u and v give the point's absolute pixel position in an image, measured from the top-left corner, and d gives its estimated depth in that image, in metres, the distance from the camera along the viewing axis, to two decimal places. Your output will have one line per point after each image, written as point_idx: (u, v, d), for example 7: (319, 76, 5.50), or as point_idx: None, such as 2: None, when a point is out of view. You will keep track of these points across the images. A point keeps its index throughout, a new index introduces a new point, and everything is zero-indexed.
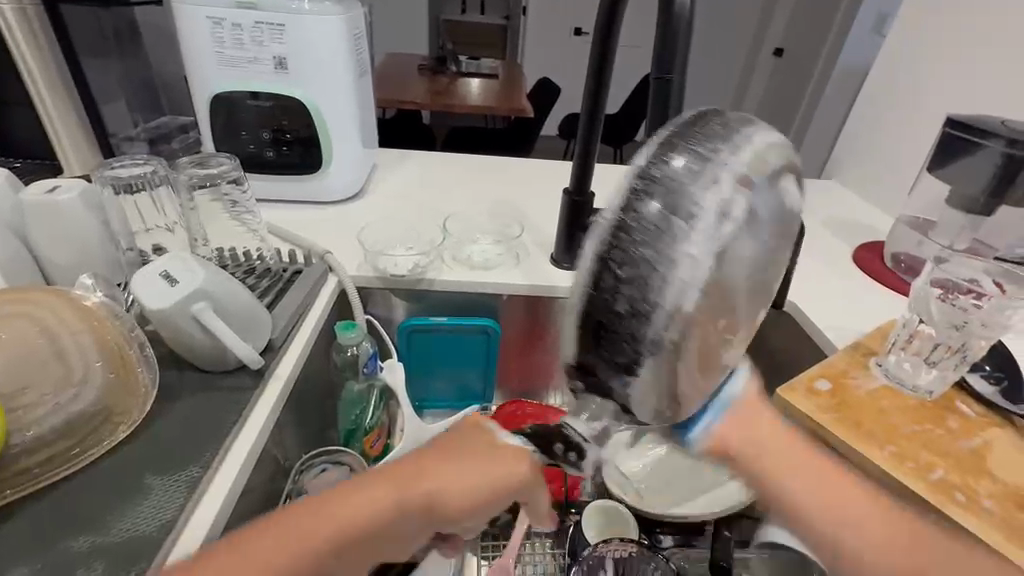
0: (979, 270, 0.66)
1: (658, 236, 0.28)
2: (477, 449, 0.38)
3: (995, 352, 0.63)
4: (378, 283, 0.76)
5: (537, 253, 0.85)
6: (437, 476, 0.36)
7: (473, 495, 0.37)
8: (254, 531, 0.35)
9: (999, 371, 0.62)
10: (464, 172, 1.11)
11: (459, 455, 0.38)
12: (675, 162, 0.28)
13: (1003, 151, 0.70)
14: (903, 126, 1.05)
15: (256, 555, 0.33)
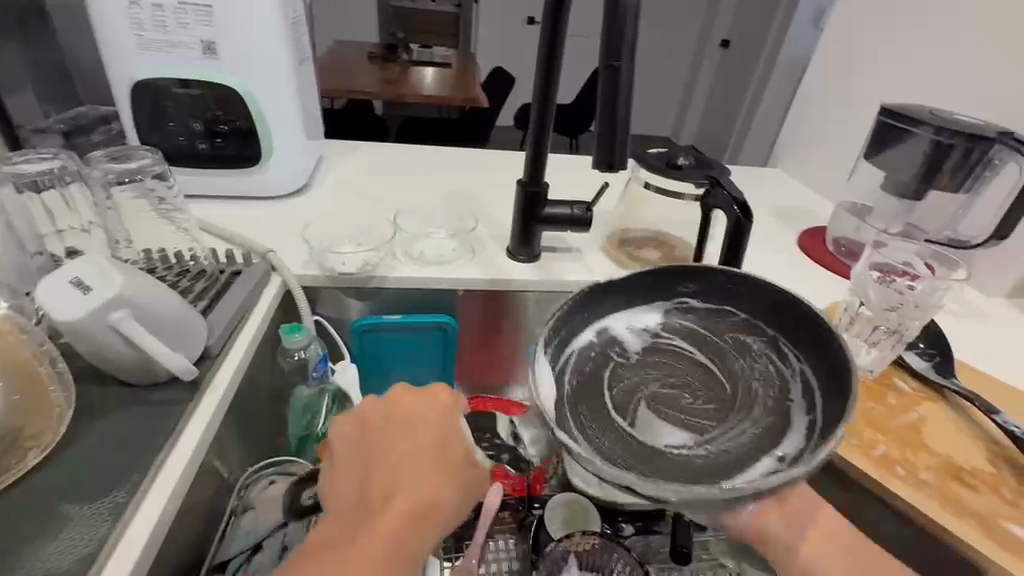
0: (913, 253, 0.67)
1: (704, 350, 0.50)
2: (422, 438, 0.45)
3: (929, 331, 0.66)
4: (326, 282, 0.72)
5: (493, 246, 0.83)
6: (393, 498, 0.42)
7: (436, 494, 0.42)
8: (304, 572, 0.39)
9: (932, 348, 0.64)
10: (416, 164, 1.07)
11: (404, 456, 0.44)
12: (666, 321, 0.52)
13: (932, 138, 0.74)
14: (840, 116, 1.10)
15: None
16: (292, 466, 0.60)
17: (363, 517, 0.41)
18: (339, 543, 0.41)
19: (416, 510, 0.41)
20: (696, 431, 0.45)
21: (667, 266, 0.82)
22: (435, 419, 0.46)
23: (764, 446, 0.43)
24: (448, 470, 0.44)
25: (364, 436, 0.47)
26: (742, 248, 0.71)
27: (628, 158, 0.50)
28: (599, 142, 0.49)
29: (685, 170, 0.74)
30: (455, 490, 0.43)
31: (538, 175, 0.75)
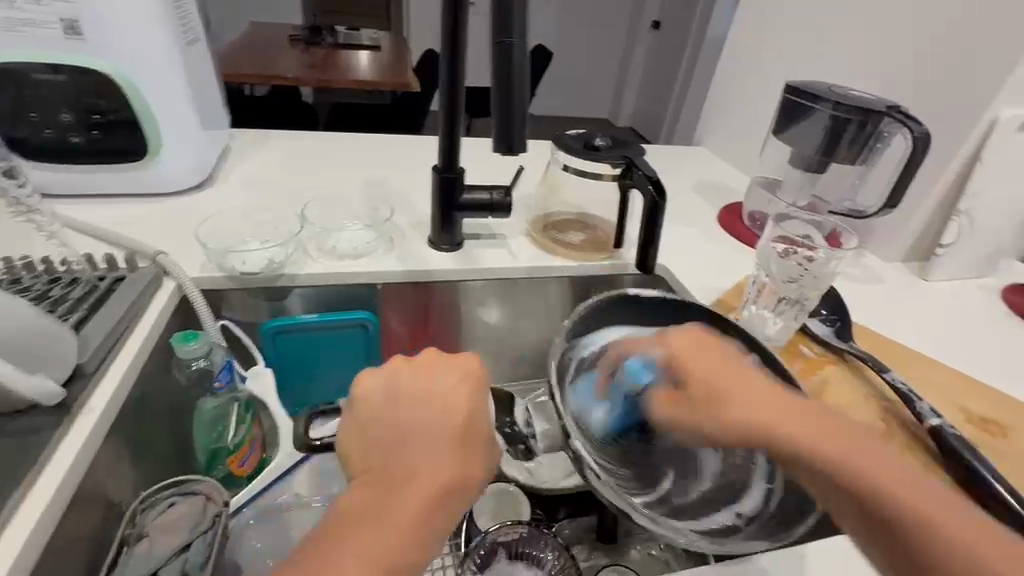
0: (811, 225, 0.70)
1: None
2: (450, 411, 0.43)
3: (831, 297, 0.70)
4: (228, 284, 0.67)
5: (414, 236, 0.80)
6: (423, 469, 0.39)
7: (466, 468, 0.40)
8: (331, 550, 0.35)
9: (834, 315, 0.68)
10: (333, 153, 1.01)
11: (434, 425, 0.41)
12: None
13: (830, 114, 0.78)
14: (752, 93, 1.13)
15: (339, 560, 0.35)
16: (194, 485, 0.55)
17: (389, 486, 0.38)
18: (367, 511, 0.37)
19: (445, 483, 0.39)
20: (675, 464, 0.50)
21: (590, 248, 0.82)
22: (455, 389, 0.44)
23: (724, 498, 0.48)
24: (472, 445, 0.42)
25: (389, 402, 0.44)
26: (659, 227, 0.72)
27: (528, 141, 0.48)
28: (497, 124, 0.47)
29: (601, 152, 0.74)
30: (480, 463, 0.41)
31: (453, 161, 0.72)
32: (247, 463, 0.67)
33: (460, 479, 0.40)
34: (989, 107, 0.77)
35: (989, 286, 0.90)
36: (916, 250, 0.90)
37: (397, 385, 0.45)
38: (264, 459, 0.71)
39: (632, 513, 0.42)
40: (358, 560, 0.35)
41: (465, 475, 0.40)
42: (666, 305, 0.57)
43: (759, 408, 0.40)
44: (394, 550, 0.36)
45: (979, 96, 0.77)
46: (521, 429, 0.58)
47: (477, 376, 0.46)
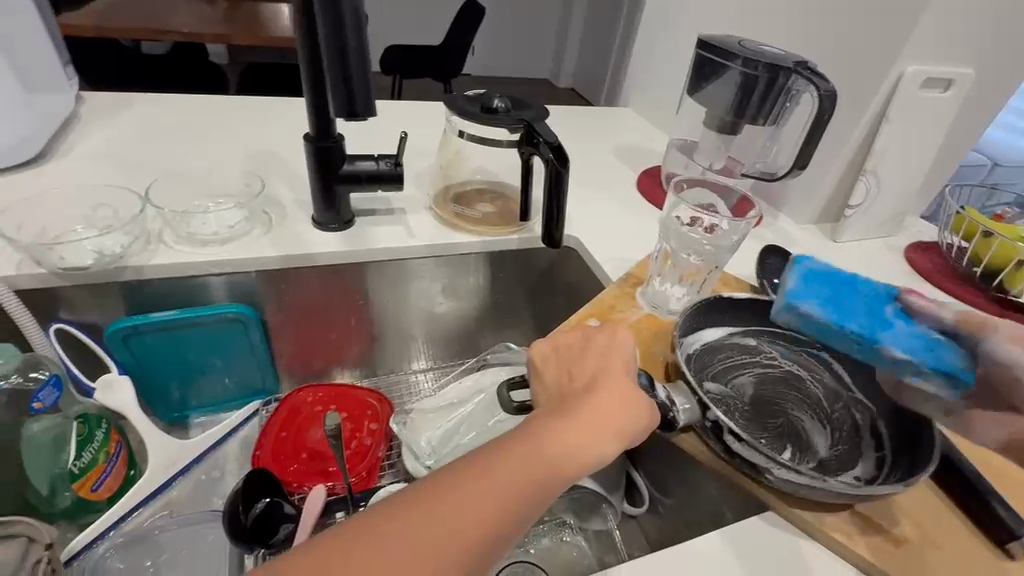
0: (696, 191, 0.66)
1: (790, 379, 0.55)
2: (614, 357, 0.43)
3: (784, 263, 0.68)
4: (56, 280, 0.57)
5: (297, 215, 0.71)
6: (594, 396, 0.40)
7: (634, 405, 0.40)
8: (503, 459, 0.36)
9: None
10: (206, 119, 0.88)
11: (599, 371, 0.42)
12: (749, 340, 0.56)
13: (740, 71, 0.74)
14: (675, 49, 1.07)
15: (507, 472, 0.35)
16: (9, 528, 0.46)
17: (552, 415, 0.39)
18: (538, 428, 0.38)
19: (615, 414, 0.39)
20: (791, 443, 0.50)
21: (496, 221, 0.76)
22: (615, 344, 0.45)
23: (842, 466, 0.48)
24: (633, 390, 0.41)
25: (559, 352, 0.45)
26: (563, 196, 0.67)
27: (371, 104, 0.50)
28: (333, 90, 0.49)
29: (498, 116, 0.67)
30: (640, 410, 0.40)
31: (328, 128, 0.63)
32: (105, 485, 0.59)
33: (626, 413, 0.40)
34: (895, 64, 0.75)
35: (895, 245, 0.91)
36: (829, 212, 0.90)
37: (563, 342, 0.46)
38: (128, 475, 0.63)
39: (771, 466, 0.43)
40: (525, 467, 0.36)
41: (621, 415, 0.39)
42: (758, 304, 0.56)
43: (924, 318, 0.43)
44: (550, 468, 0.36)
45: (885, 54, 0.75)
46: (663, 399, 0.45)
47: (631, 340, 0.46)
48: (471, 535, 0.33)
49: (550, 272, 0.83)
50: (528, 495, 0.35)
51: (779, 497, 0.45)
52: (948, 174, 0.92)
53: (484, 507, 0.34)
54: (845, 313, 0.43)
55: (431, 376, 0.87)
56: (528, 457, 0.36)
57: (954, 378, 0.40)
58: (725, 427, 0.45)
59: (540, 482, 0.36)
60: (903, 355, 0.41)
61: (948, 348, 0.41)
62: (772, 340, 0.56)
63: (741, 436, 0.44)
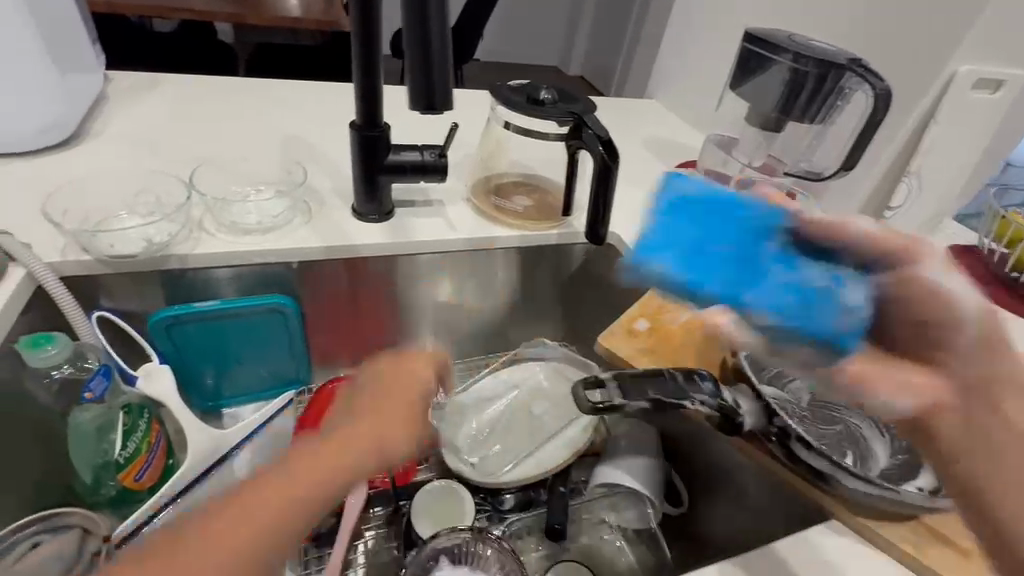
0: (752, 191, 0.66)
1: None
2: (398, 394, 0.50)
3: None
4: (101, 268, 0.56)
5: (335, 204, 0.70)
6: (373, 427, 0.47)
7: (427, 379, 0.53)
8: (309, 451, 0.44)
9: None
10: (235, 102, 0.86)
11: (401, 407, 0.50)
12: None
13: (790, 67, 0.72)
14: (709, 40, 1.05)
15: (284, 483, 0.41)
16: (66, 519, 0.46)
17: (313, 461, 0.43)
18: (304, 458, 0.43)
19: (383, 441, 0.46)
20: (851, 450, 0.50)
21: (536, 216, 0.74)
22: (421, 386, 0.52)
23: (904, 474, 0.48)
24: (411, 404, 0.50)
25: (383, 382, 0.51)
26: (610, 191, 0.65)
27: (450, 97, 0.49)
28: (411, 73, 0.47)
29: (546, 108, 0.65)
30: (400, 443, 0.47)
31: (375, 117, 0.62)
32: (147, 475, 0.58)
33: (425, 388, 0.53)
34: (948, 63, 0.74)
35: None
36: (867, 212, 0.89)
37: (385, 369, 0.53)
38: (168, 464, 0.61)
39: (839, 474, 0.44)
40: (301, 483, 0.42)
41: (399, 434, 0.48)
42: None
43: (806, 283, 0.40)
44: (363, 454, 0.45)
45: (937, 53, 0.74)
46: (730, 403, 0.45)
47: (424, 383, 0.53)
48: (295, 516, 0.41)
49: (586, 268, 0.81)
50: (317, 500, 0.42)
51: (843, 505, 0.45)
52: (988, 177, 0.90)
53: (282, 492, 0.41)
54: (716, 269, 0.41)
55: None
56: (319, 465, 0.43)
57: (822, 345, 0.38)
58: (793, 434, 0.45)
59: (342, 484, 0.43)
60: (783, 319, 0.40)
61: (828, 301, 0.38)
62: None
63: (811, 445, 0.44)
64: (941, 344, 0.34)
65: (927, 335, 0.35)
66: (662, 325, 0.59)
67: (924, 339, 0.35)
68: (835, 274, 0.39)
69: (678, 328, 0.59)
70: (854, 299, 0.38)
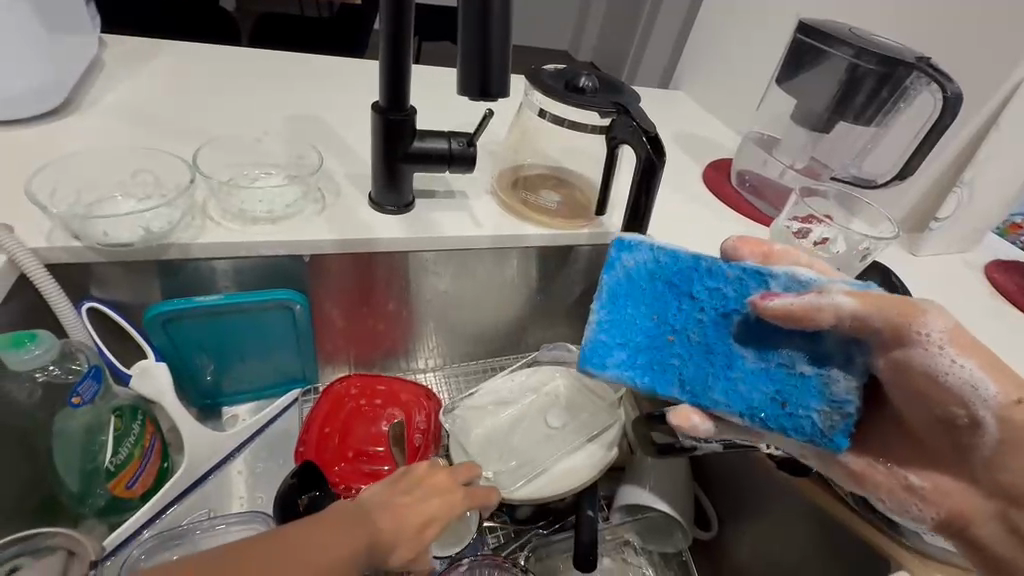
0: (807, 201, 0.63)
1: None
2: (429, 503, 0.46)
3: (886, 281, 0.62)
4: (92, 257, 0.50)
5: (349, 192, 0.64)
6: (388, 520, 0.42)
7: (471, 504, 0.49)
8: (316, 524, 0.38)
9: None
10: (238, 75, 0.79)
11: (425, 511, 0.45)
12: None
13: (849, 63, 0.66)
14: (746, 30, 0.98)
15: (285, 553, 0.35)
16: (47, 540, 0.41)
17: (323, 529, 0.37)
18: (309, 529, 0.37)
19: (390, 531, 0.42)
20: None
21: (566, 214, 0.69)
22: (453, 493, 0.48)
23: None
24: (433, 509, 0.45)
25: (411, 481, 0.47)
26: (653, 191, 0.60)
27: (508, 87, 0.46)
28: (468, 25, 0.44)
29: (586, 96, 0.59)
30: (402, 554, 0.42)
31: (401, 100, 0.56)
32: (140, 481, 0.53)
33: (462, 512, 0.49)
34: (1018, 65, 0.68)
35: (974, 262, 0.84)
36: (910, 222, 0.84)
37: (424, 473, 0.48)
38: (163, 468, 0.56)
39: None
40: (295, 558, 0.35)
41: (409, 532, 0.43)
42: None
43: (901, 379, 0.39)
44: (363, 549, 0.38)
45: (1004, 55, 0.68)
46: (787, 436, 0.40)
47: (456, 494, 0.48)
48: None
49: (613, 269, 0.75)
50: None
51: None
52: None
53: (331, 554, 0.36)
54: (665, 376, 0.42)
55: (434, 377, 0.79)
56: (315, 541, 0.36)
57: (817, 440, 0.40)
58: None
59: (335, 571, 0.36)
60: (755, 419, 0.40)
61: (811, 390, 0.39)
62: None
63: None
64: (974, 450, 0.39)
65: (958, 438, 0.40)
66: None
67: (954, 445, 0.40)
68: (815, 363, 0.39)
69: None
70: (840, 389, 0.39)
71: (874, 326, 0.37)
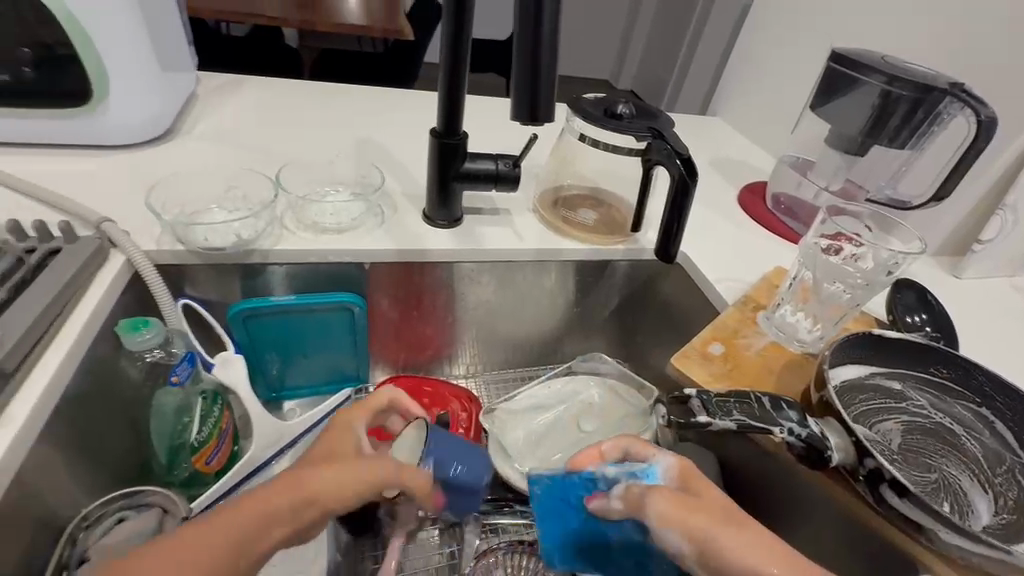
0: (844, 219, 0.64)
1: (939, 433, 0.52)
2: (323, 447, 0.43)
3: (923, 297, 0.63)
4: (191, 259, 0.58)
5: (405, 208, 0.71)
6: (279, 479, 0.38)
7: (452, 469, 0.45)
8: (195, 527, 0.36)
9: (937, 332, 0.60)
10: (310, 106, 0.88)
11: (319, 455, 0.42)
12: (895, 384, 0.53)
13: (882, 89, 0.69)
14: (782, 59, 1.01)
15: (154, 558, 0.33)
16: (147, 497, 0.48)
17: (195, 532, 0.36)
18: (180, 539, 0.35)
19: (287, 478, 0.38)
20: (948, 499, 0.47)
21: (603, 230, 0.73)
22: (339, 425, 0.45)
23: (1010, 536, 0.44)
24: (324, 451, 0.42)
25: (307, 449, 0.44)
26: (686, 210, 0.63)
27: (554, 112, 0.52)
28: (520, 59, 0.50)
29: (623, 122, 0.64)
30: (323, 478, 0.37)
31: (455, 125, 0.62)
32: (216, 459, 0.60)
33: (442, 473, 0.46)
34: None
35: None
36: (952, 245, 0.83)
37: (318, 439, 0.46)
38: (234, 450, 0.63)
39: (939, 529, 0.39)
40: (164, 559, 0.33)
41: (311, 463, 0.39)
42: (908, 346, 0.53)
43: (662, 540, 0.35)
44: (254, 507, 0.36)
45: None
46: (817, 431, 0.42)
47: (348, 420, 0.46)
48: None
49: (648, 284, 0.79)
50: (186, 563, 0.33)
51: (947, 564, 0.41)
52: None
53: (242, 528, 0.35)
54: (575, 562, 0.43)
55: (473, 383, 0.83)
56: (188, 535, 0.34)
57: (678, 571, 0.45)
58: (887, 478, 0.40)
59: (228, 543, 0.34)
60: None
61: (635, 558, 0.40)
62: (922, 387, 0.53)
63: (905, 492, 0.39)
64: None
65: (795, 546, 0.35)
66: (736, 351, 0.58)
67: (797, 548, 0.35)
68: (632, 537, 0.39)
69: (753, 355, 0.57)
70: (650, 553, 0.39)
71: (642, 495, 0.36)
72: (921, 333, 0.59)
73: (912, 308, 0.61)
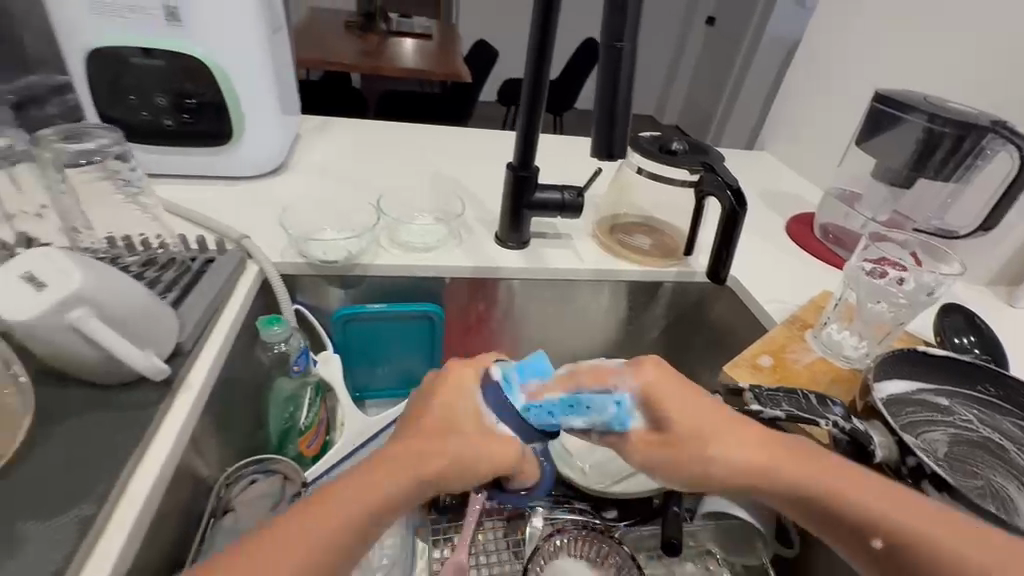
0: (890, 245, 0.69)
1: (986, 446, 0.55)
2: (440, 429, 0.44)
3: (970, 320, 0.66)
4: (308, 270, 0.70)
5: (481, 232, 0.81)
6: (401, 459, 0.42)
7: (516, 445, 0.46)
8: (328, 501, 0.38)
9: (987, 353, 0.62)
10: (393, 144, 1.01)
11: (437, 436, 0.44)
12: (942, 399, 0.57)
13: (924, 126, 0.73)
14: (826, 99, 1.07)
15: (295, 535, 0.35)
16: (274, 464, 0.57)
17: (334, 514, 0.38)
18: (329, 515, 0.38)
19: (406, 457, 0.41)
20: (993, 504, 0.50)
21: (658, 255, 0.80)
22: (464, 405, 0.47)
23: None
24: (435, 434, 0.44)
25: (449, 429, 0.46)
26: (736, 236, 0.70)
27: (625, 148, 0.60)
28: (598, 105, 0.59)
29: (678, 157, 0.72)
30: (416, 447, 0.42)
31: (529, 160, 0.72)
32: (314, 443, 0.68)
33: (507, 453, 0.45)
34: None
35: None
36: (1004, 274, 0.85)
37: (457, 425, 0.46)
38: (327, 440, 0.71)
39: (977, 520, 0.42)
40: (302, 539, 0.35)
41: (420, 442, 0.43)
42: (955, 363, 0.56)
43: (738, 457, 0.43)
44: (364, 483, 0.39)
45: None
46: (861, 428, 0.47)
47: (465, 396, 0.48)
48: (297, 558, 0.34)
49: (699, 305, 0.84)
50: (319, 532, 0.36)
51: None
52: None
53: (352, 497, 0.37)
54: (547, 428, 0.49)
55: None
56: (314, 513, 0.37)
57: None
58: (928, 473, 0.44)
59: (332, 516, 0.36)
60: None
61: None
62: (970, 403, 0.56)
63: (945, 486, 0.43)
64: None
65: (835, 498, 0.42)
66: (785, 363, 0.62)
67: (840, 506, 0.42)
68: None
69: (801, 367, 0.62)
70: None
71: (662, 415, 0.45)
72: (969, 354, 0.62)
73: (961, 330, 0.65)
